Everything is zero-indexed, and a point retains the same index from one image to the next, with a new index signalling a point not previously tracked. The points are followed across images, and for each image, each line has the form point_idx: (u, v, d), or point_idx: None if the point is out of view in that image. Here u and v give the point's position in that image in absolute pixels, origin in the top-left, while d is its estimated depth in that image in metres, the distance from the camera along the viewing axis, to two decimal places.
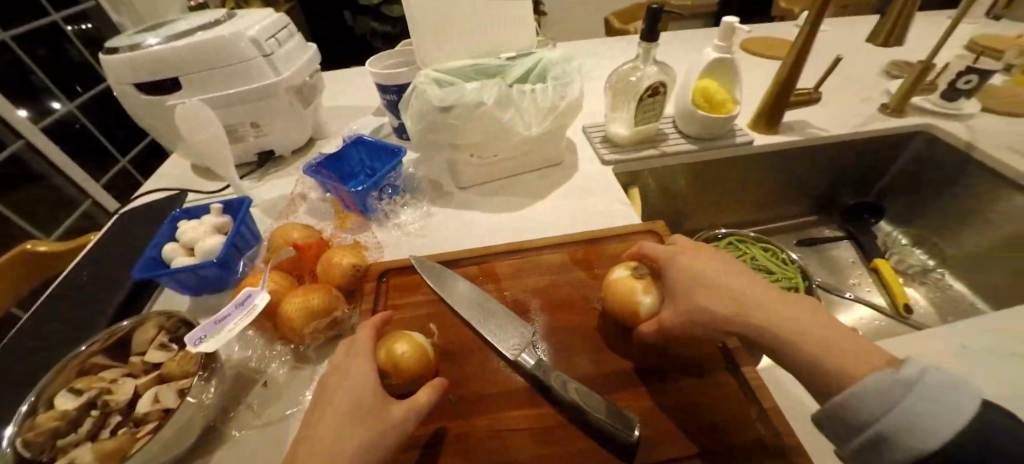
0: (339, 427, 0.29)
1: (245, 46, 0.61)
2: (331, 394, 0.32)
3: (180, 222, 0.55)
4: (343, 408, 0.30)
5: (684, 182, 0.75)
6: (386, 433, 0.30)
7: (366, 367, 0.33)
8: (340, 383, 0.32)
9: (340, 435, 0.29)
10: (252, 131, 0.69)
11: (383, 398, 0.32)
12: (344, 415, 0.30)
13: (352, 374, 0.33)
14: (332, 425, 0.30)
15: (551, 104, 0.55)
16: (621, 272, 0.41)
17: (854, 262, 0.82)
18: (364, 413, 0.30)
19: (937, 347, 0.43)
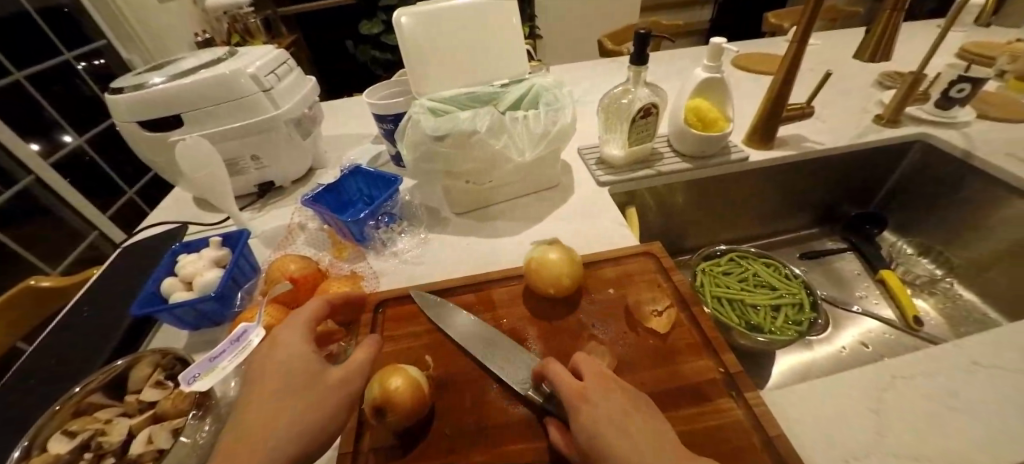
0: (273, 401, 0.31)
1: (245, 82, 0.63)
2: (267, 359, 0.34)
3: (179, 256, 0.55)
4: (276, 383, 0.32)
5: (680, 199, 0.74)
6: (319, 411, 0.31)
7: (303, 345, 0.34)
8: (274, 358, 0.33)
9: (271, 415, 0.30)
10: (252, 163, 0.70)
11: (315, 371, 0.33)
12: (280, 397, 0.31)
13: (283, 349, 0.34)
14: (263, 390, 0.31)
15: (544, 129, 0.56)
16: (553, 254, 0.47)
17: (859, 274, 0.81)
18: (298, 388, 0.32)
19: (949, 365, 0.42)
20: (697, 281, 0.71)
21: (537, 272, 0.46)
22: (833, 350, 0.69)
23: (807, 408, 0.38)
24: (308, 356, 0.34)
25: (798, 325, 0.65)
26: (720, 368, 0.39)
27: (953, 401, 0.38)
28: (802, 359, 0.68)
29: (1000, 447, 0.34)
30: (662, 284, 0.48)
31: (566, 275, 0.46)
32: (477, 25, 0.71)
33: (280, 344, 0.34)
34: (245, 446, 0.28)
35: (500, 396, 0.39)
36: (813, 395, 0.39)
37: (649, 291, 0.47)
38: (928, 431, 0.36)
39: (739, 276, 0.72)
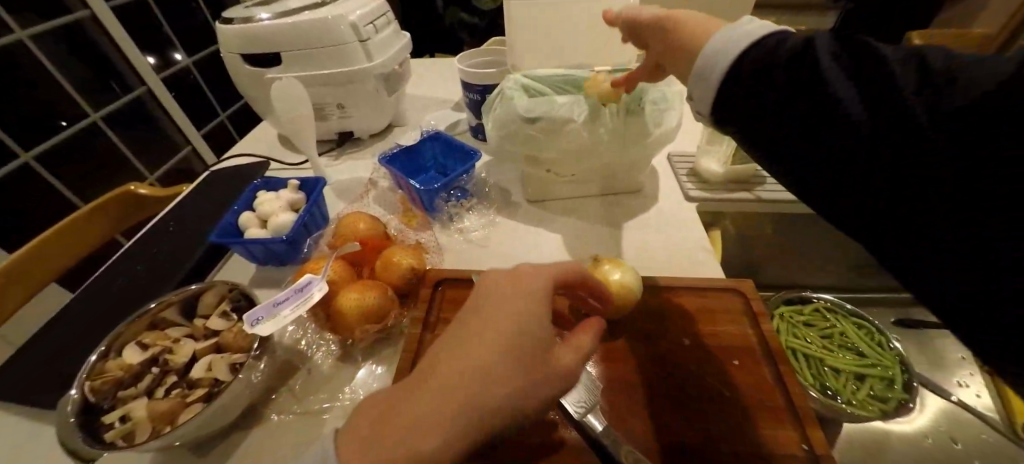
0: (501, 369, 0.27)
1: (344, 29, 0.62)
2: (500, 309, 0.29)
3: (259, 193, 0.57)
4: (512, 340, 0.28)
5: (773, 231, 0.66)
6: (541, 393, 0.28)
7: (545, 313, 0.30)
8: (515, 311, 0.29)
9: (497, 384, 0.26)
10: (337, 111, 0.71)
11: (544, 348, 0.29)
12: (509, 358, 0.27)
13: (524, 306, 0.30)
14: (494, 346, 0.27)
15: (644, 131, 0.51)
16: (613, 273, 0.43)
17: (965, 358, 0.69)
18: (534, 363, 0.28)
19: None
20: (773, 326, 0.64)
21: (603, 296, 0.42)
22: (914, 434, 0.60)
23: None
24: (544, 326, 0.30)
25: (882, 402, 0.57)
26: (803, 444, 0.34)
27: None
28: (875, 434, 0.60)
29: None
30: (746, 330, 0.43)
31: (620, 302, 0.43)
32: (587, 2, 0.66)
33: (525, 296, 0.30)
34: (462, 399, 0.25)
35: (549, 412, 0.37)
36: None
37: (729, 334, 0.42)
38: None
39: (822, 331, 0.64)
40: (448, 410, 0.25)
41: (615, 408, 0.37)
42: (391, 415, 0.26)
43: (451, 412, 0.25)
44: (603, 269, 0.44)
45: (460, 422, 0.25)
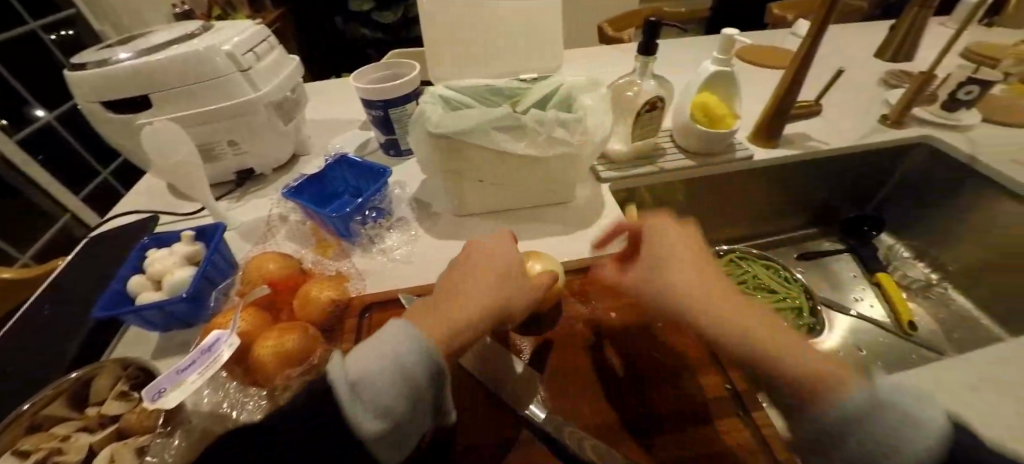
0: (491, 286, 0.37)
1: (221, 61, 0.58)
2: (479, 257, 0.39)
3: (148, 251, 0.51)
4: (496, 270, 0.38)
5: (683, 197, 0.72)
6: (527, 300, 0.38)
7: (512, 249, 0.41)
8: (488, 255, 0.39)
9: (496, 296, 0.36)
10: (229, 149, 0.65)
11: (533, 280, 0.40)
12: (497, 280, 0.37)
13: (494, 252, 0.39)
14: (484, 277, 0.37)
15: (565, 137, 0.49)
16: (538, 265, 0.45)
17: (856, 276, 0.80)
18: (517, 282, 0.38)
19: None
20: None
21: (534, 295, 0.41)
22: (829, 350, 0.68)
23: None
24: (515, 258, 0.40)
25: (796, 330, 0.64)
26: (727, 384, 0.37)
27: None
28: None
29: None
30: None
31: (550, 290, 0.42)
32: (549, 3, 0.71)
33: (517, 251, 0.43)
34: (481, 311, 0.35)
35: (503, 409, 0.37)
36: None
37: None
38: None
39: (738, 278, 0.70)
40: (478, 305, 0.35)
41: (558, 394, 0.38)
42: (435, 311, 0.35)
43: (483, 306, 0.35)
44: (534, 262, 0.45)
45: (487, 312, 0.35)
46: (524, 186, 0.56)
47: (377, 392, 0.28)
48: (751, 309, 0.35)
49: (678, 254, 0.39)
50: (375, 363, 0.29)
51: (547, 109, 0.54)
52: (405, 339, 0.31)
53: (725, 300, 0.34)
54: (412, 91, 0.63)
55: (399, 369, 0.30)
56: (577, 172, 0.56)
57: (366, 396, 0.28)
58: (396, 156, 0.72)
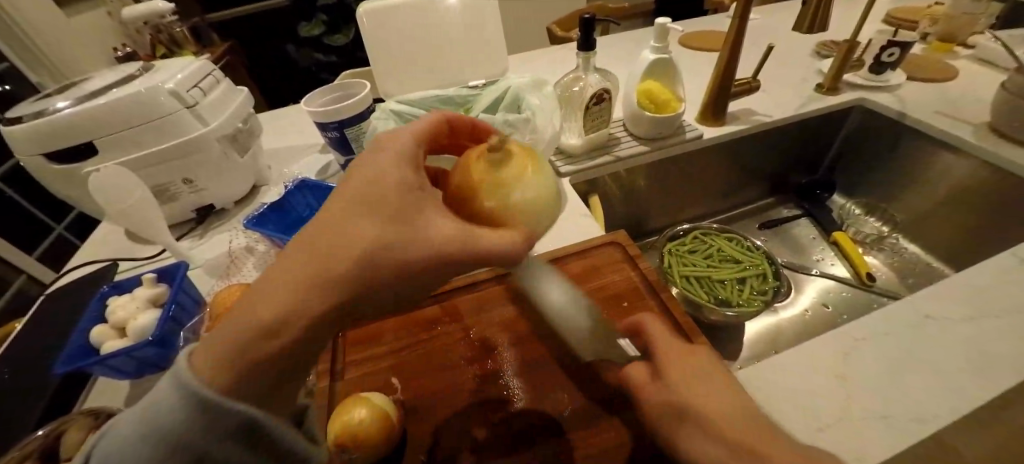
0: (338, 229, 0.26)
1: (165, 99, 0.57)
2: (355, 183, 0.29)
3: (109, 299, 0.50)
4: (359, 207, 0.27)
5: (644, 182, 0.75)
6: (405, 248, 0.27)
7: (400, 170, 0.30)
8: (362, 183, 0.28)
9: (328, 255, 0.25)
10: (185, 187, 0.64)
11: (420, 209, 0.29)
12: (329, 229, 0.26)
13: (368, 176, 0.29)
14: (338, 218, 0.26)
15: (515, 137, 0.51)
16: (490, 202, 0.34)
17: (814, 238, 0.84)
18: (384, 222, 0.27)
19: (908, 322, 0.45)
20: (665, 263, 0.72)
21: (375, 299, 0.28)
22: (798, 313, 0.72)
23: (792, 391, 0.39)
24: (395, 191, 0.28)
25: (763, 294, 0.67)
26: None
27: (915, 360, 0.41)
28: (769, 326, 0.70)
29: (952, 396, 0.37)
30: (629, 273, 0.49)
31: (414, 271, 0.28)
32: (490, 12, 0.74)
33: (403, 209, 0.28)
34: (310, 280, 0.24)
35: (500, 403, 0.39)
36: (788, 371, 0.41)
37: (617, 282, 0.48)
38: (887, 386, 0.39)
39: (704, 253, 0.73)
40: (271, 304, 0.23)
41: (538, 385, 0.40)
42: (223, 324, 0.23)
43: (292, 284, 0.23)
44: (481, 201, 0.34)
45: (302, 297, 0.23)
46: None
47: (152, 435, 0.21)
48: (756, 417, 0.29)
49: (713, 369, 0.33)
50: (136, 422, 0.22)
51: (496, 113, 0.55)
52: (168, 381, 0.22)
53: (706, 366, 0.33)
54: (364, 109, 0.64)
55: (158, 422, 0.21)
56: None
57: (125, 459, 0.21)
58: None
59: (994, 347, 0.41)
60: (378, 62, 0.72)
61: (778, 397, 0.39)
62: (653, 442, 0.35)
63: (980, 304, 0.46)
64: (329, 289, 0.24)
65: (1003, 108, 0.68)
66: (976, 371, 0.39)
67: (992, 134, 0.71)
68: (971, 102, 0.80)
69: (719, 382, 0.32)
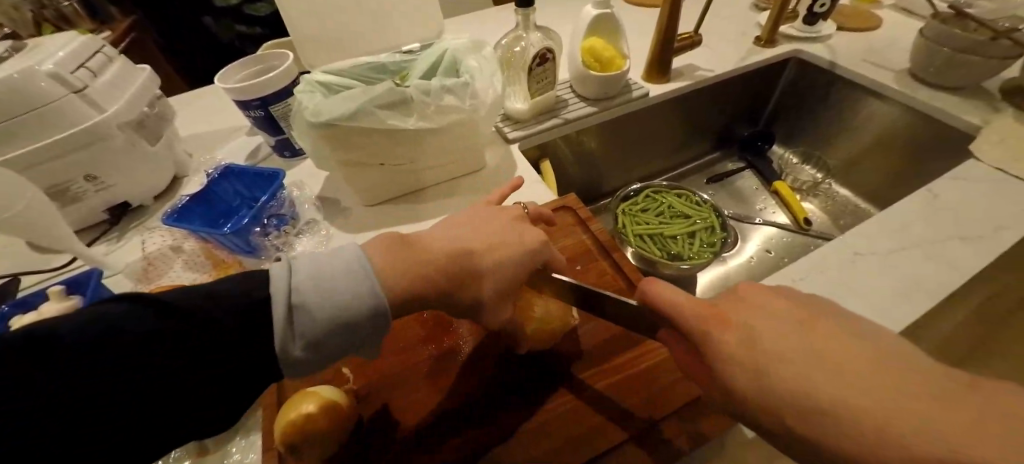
0: (443, 238, 0.36)
1: (46, 84, 0.48)
2: (475, 219, 0.39)
3: (10, 319, 0.43)
4: (463, 233, 0.37)
5: (595, 143, 0.74)
6: (463, 262, 0.34)
7: (506, 214, 0.40)
8: (478, 221, 0.39)
9: (422, 250, 0.34)
10: (90, 185, 0.57)
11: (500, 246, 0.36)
12: (444, 241, 0.36)
13: (488, 215, 0.40)
14: (452, 235, 0.37)
15: (456, 103, 0.48)
16: (541, 311, 0.39)
17: (757, 188, 0.88)
18: (464, 251, 0.35)
19: (840, 259, 0.48)
20: (620, 223, 0.73)
21: (432, 273, 0.33)
22: (744, 261, 0.76)
23: None
24: (498, 223, 0.39)
25: (712, 246, 0.70)
26: None
27: (841, 294, 0.44)
28: (719, 276, 0.74)
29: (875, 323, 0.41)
30: (582, 236, 0.49)
31: (442, 268, 0.34)
32: None
33: (516, 241, 0.37)
34: (410, 256, 0.33)
35: (467, 374, 0.39)
36: None
37: (571, 245, 0.49)
38: None
39: (655, 210, 0.75)
40: (424, 267, 0.33)
41: (500, 359, 0.40)
42: (390, 247, 0.34)
43: (431, 253, 0.34)
44: (536, 303, 0.40)
45: (445, 257, 0.34)
46: (431, 161, 0.55)
47: (331, 305, 0.29)
48: (863, 352, 0.22)
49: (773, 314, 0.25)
50: (310, 278, 0.29)
51: (433, 78, 0.52)
52: (336, 261, 0.31)
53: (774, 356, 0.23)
54: (290, 82, 0.58)
55: (343, 306, 0.29)
56: (481, 134, 0.56)
57: (315, 308, 0.29)
58: (294, 156, 0.67)
59: (909, 274, 0.46)
60: (301, 31, 0.65)
61: None
62: (617, 405, 0.36)
63: (900, 237, 0.50)
64: (399, 276, 0.32)
65: (922, 54, 0.72)
66: (893, 299, 0.43)
67: (912, 79, 0.76)
68: (892, 49, 0.85)
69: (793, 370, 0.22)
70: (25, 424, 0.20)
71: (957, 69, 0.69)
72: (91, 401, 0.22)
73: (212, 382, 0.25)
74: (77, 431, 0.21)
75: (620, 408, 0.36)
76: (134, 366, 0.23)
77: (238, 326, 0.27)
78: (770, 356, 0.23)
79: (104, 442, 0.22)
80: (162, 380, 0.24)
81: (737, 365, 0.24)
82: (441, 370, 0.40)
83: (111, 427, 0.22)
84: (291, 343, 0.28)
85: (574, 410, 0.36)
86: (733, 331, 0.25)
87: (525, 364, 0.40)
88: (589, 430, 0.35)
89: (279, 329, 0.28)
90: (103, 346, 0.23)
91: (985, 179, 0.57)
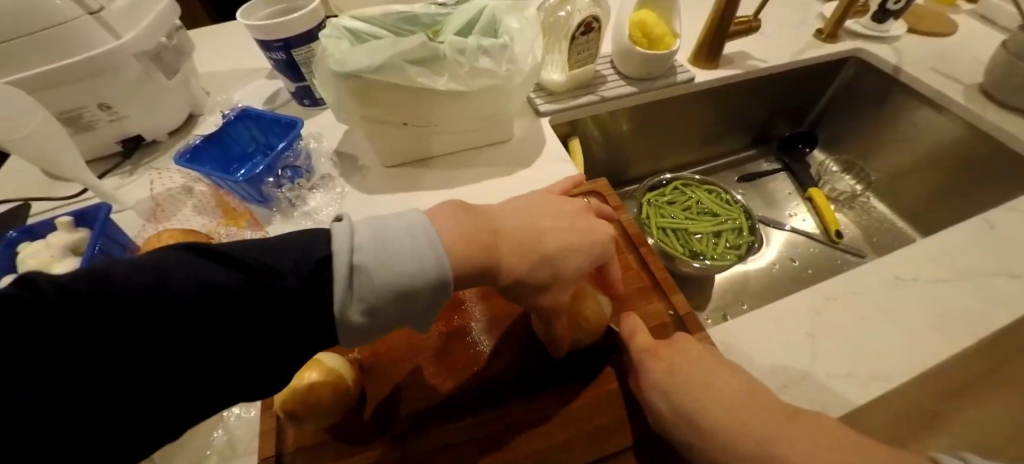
0: (510, 219, 0.34)
1: (61, 2, 0.46)
2: (545, 202, 0.36)
3: (20, 246, 0.42)
4: (531, 216, 0.34)
5: (628, 126, 0.70)
6: (533, 249, 0.32)
7: (578, 205, 0.37)
8: (549, 206, 0.36)
9: (488, 228, 0.32)
10: (103, 114, 0.55)
11: (573, 236, 0.34)
12: (512, 223, 0.33)
13: (560, 201, 0.37)
14: (517, 216, 0.34)
15: (490, 67, 0.45)
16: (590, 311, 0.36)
17: (790, 193, 0.84)
18: (530, 236, 0.32)
19: (879, 280, 0.45)
20: (642, 214, 0.70)
21: (497, 252, 0.31)
22: (766, 266, 0.73)
23: (760, 348, 0.39)
24: (570, 211, 0.36)
25: (737, 249, 0.67)
26: (670, 311, 0.40)
27: (875, 318, 0.42)
28: (737, 280, 0.71)
29: (909, 355, 0.39)
30: (610, 225, 0.47)
31: (503, 250, 0.31)
32: None
33: (590, 230, 0.35)
34: (478, 233, 0.31)
35: (477, 354, 0.38)
36: (758, 330, 0.41)
37: None
38: (852, 347, 0.40)
39: (681, 205, 0.71)
40: (487, 240, 0.31)
41: (509, 346, 0.39)
42: (454, 220, 0.31)
43: (496, 234, 0.32)
44: (583, 295, 0.36)
45: (508, 240, 0.32)
46: (459, 125, 0.52)
47: (391, 271, 0.27)
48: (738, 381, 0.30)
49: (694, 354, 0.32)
50: (373, 240, 0.27)
51: (469, 37, 0.48)
52: (398, 226, 0.29)
53: (682, 378, 0.30)
54: (315, 26, 0.54)
55: (405, 273, 0.27)
56: (512, 103, 0.52)
57: (375, 274, 0.27)
58: (313, 105, 0.64)
59: (951, 307, 0.43)
60: None
61: (746, 356, 0.39)
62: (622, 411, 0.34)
63: (945, 266, 0.46)
64: (465, 253, 0.30)
65: (1001, 70, 0.65)
66: (933, 331, 0.41)
67: (982, 96, 0.69)
68: (964, 60, 0.77)
69: (692, 389, 0.30)
70: (51, 438, 0.18)
71: None
72: (129, 407, 0.19)
73: (245, 384, 0.23)
74: (105, 440, 0.19)
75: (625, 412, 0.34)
76: (172, 380, 0.21)
77: (277, 336, 0.24)
78: (678, 378, 0.31)
79: (130, 448, 0.21)
80: (195, 394, 0.22)
81: (658, 384, 0.31)
82: (447, 349, 0.38)
83: (139, 432, 0.20)
84: (349, 308, 0.26)
85: (581, 408, 0.35)
86: (658, 360, 0.33)
87: (534, 355, 0.38)
88: (591, 432, 0.34)
89: (338, 291, 0.26)
90: (141, 363, 0.20)
91: None
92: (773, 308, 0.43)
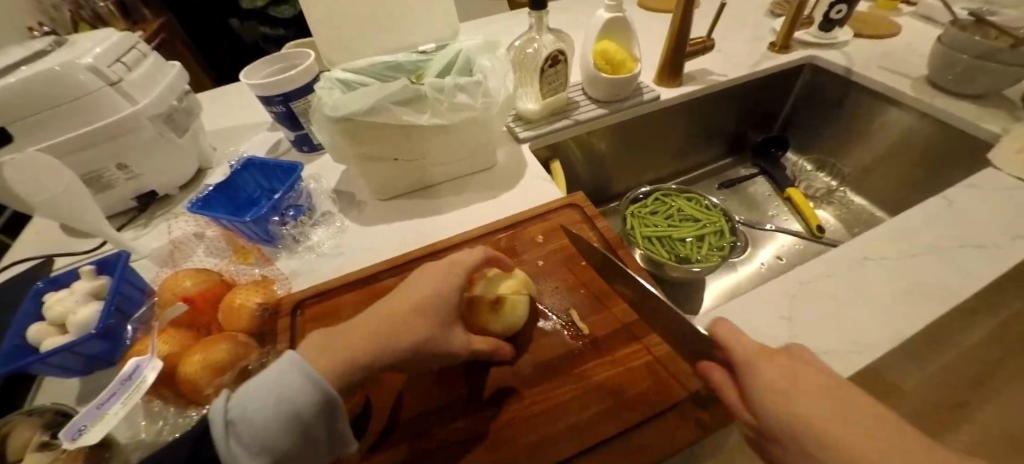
0: (374, 317, 0.35)
1: (86, 78, 0.51)
2: (408, 289, 0.37)
3: (46, 295, 0.46)
4: (393, 307, 0.35)
5: (605, 144, 0.75)
6: (402, 339, 0.33)
7: (438, 280, 0.37)
8: (411, 290, 0.37)
9: (354, 335, 0.33)
10: (120, 173, 0.60)
11: (432, 320, 0.35)
12: (378, 321, 0.34)
13: (425, 279, 0.38)
14: (381, 312, 0.35)
15: (468, 101, 0.50)
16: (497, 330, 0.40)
17: (770, 194, 0.88)
18: (396, 329, 0.34)
19: (849, 262, 0.48)
20: (627, 225, 0.74)
21: (373, 352, 0.32)
22: (754, 266, 0.76)
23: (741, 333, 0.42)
24: (432, 287, 0.37)
25: (721, 250, 0.70)
26: None
27: (848, 297, 0.44)
28: (727, 281, 0.74)
29: (882, 328, 0.41)
30: (589, 233, 0.50)
31: (378, 347, 0.33)
32: None
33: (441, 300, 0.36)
34: (342, 348, 0.32)
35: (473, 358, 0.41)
36: (739, 318, 0.43)
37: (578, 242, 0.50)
38: (830, 326, 0.42)
39: (664, 213, 0.75)
40: (366, 346, 0.33)
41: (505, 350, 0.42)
42: (321, 346, 0.33)
43: (366, 343, 0.33)
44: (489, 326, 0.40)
45: (377, 339, 0.33)
46: (446, 156, 0.57)
47: (261, 421, 0.29)
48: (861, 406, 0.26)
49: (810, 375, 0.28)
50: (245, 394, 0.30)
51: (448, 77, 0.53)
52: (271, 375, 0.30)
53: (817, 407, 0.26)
54: (311, 80, 0.60)
55: (283, 409, 0.29)
56: (492, 132, 0.57)
57: (253, 417, 0.29)
58: (312, 151, 0.69)
59: (919, 280, 0.45)
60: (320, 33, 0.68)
61: None
62: (613, 400, 0.37)
63: (911, 243, 0.49)
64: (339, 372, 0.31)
65: (941, 62, 0.71)
66: (903, 304, 0.43)
67: (930, 87, 0.75)
68: (910, 57, 0.84)
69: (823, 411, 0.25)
70: None
71: (977, 77, 0.68)
72: None
73: None
74: None
75: (616, 401, 0.36)
76: None
77: None
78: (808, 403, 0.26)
79: None
80: None
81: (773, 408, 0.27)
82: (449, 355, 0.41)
83: None
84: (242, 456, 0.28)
85: (572, 401, 0.37)
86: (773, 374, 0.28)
87: (527, 354, 0.41)
88: (584, 423, 0.35)
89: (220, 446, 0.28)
90: None
91: (1004, 189, 0.55)
92: (754, 297, 0.46)
